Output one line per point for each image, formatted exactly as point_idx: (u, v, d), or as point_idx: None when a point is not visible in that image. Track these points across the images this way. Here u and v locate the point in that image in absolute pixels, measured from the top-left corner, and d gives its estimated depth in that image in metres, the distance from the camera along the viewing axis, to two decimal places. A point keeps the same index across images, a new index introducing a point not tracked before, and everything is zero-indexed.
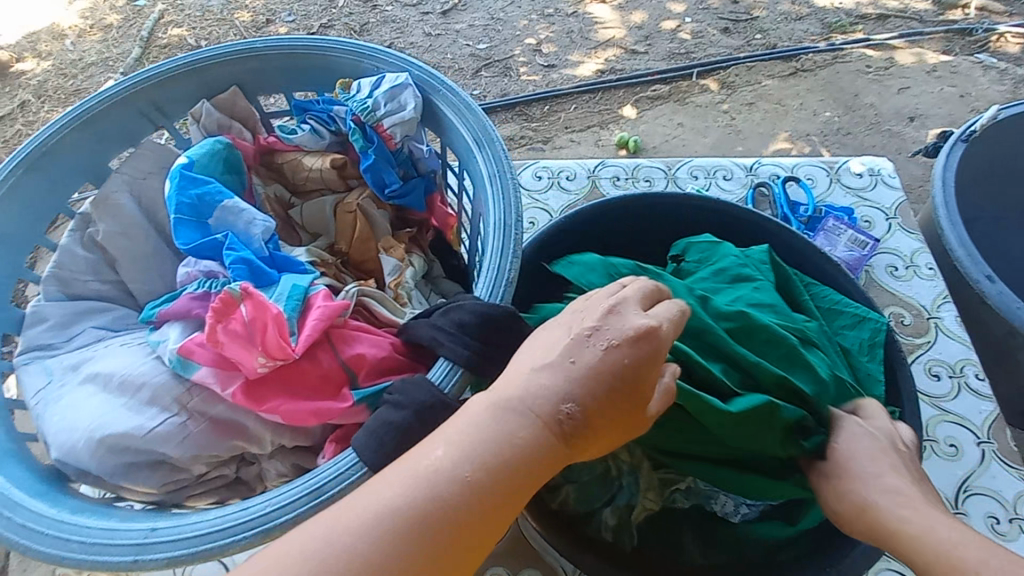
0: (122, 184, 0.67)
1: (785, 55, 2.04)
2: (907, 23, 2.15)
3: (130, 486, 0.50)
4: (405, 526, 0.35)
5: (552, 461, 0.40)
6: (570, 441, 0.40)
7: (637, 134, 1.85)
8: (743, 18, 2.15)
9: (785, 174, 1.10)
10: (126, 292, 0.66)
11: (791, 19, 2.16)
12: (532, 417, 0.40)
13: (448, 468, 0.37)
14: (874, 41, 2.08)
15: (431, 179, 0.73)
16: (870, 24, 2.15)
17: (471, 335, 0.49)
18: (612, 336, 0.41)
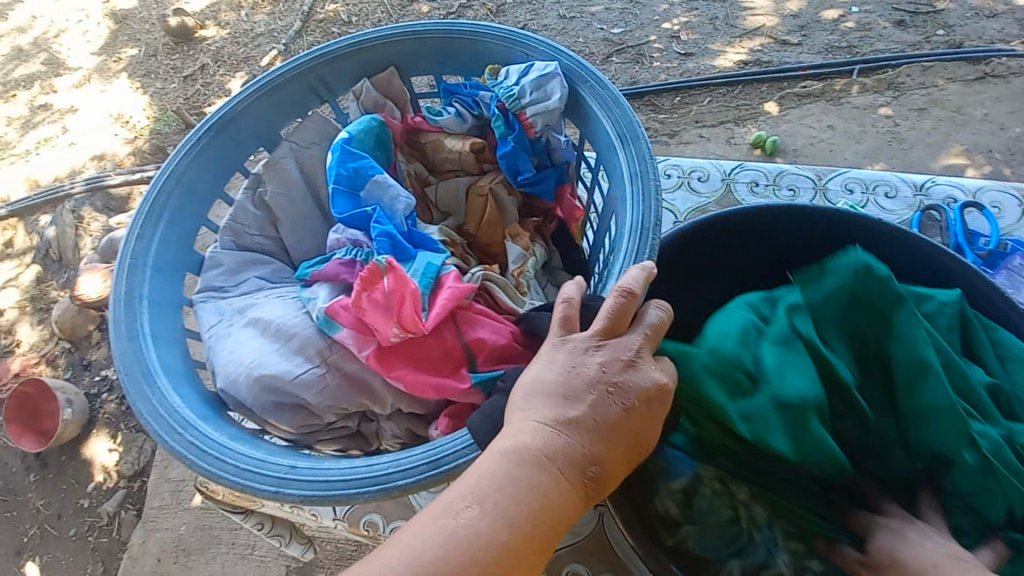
0: (289, 151, 0.74)
1: (974, 56, 1.74)
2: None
3: (274, 423, 0.56)
4: None
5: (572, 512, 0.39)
6: (591, 499, 0.40)
7: (776, 134, 1.70)
8: (924, 10, 1.87)
9: (963, 198, 0.95)
10: (283, 248, 0.74)
11: (989, 12, 1.84)
12: (557, 471, 0.38)
13: (486, 527, 0.35)
14: None
15: (564, 170, 0.73)
16: None
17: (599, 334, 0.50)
18: (629, 394, 0.41)
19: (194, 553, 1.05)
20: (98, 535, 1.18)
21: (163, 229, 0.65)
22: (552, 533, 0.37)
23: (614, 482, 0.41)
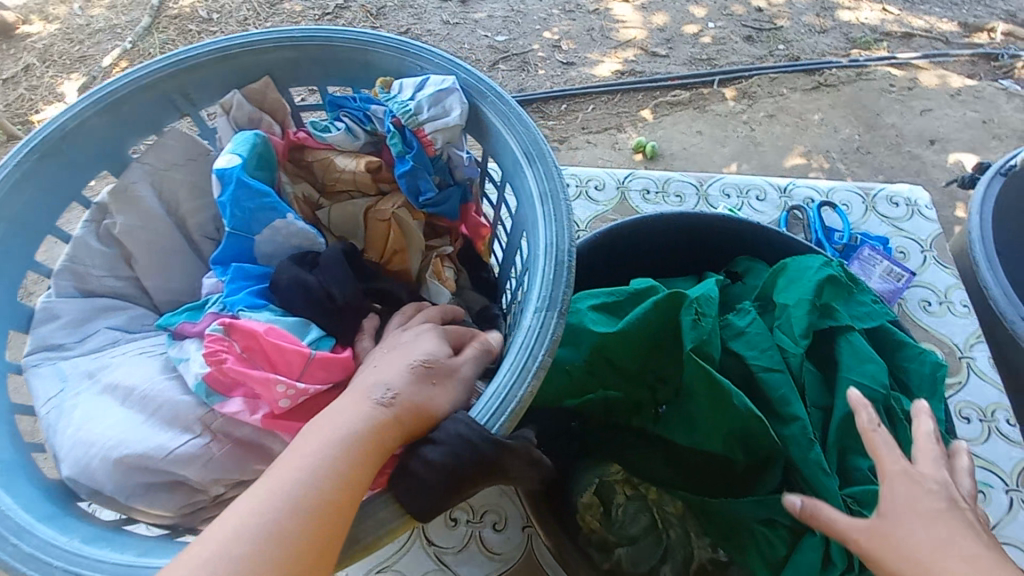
0: (143, 174, 0.63)
1: (809, 68, 2.00)
2: (932, 43, 2.12)
3: (145, 509, 0.46)
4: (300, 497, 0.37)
5: (385, 425, 0.41)
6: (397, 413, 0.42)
7: (655, 139, 1.82)
8: (767, 27, 2.11)
9: (819, 198, 1.07)
10: (142, 289, 0.62)
11: (816, 31, 2.12)
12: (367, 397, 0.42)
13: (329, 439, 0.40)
14: (898, 60, 2.05)
15: (466, 188, 0.70)
16: (894, 41, 2.11)
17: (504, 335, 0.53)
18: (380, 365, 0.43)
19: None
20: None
21: None
22: (334, 526, 0.37)
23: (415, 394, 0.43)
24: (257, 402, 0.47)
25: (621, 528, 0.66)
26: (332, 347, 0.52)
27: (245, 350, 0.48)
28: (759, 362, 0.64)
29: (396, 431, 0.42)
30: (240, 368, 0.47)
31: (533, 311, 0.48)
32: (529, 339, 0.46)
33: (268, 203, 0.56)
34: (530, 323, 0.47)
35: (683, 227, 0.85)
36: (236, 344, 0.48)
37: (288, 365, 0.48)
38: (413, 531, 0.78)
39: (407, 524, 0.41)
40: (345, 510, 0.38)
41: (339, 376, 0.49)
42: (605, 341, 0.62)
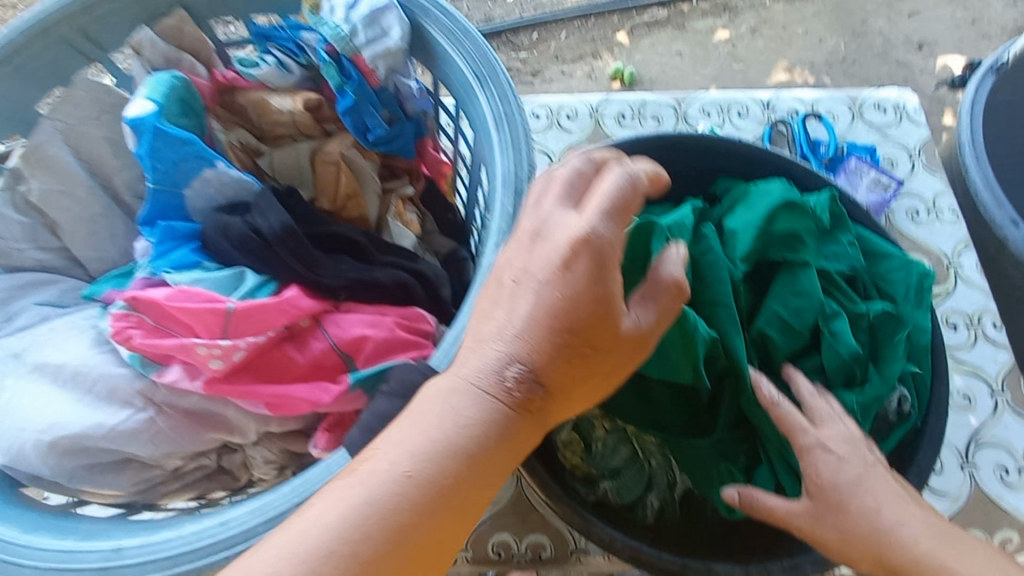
0: (55, 132, 0.56)
1: None
2: None
3: (95, 490, 0.44)
4: (409, 502, 0.33)
5: (511, 437, 0.36)
6: (534, 409, 0.37)
7: (633, 64, 1.71)
8: None
9: (804, 109, 1.01)
10: (73, 259, 0.57)
11: None
12: (473, 391, 0.36)
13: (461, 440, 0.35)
14: None
15: (421, 123, 0.63)
16: None
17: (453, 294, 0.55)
18: (543, 276, 0.36)
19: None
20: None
21: None
22: (432, 550, 0.33)
23: (561, 406, 0.38)
24: (191, 370, 0.44)
25: (602, 464, 0.65)
26: (274, 291, 0.48)
27: (157, 321, 0.44)
28: (705, 296, 0.62)
29: (519, 445, 0.37)
30: (154, 338, 0.44)
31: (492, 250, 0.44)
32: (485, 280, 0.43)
33: (192, 150, 0.50)
34: (487, 261, 0.43)
35: (663, 148, 0.80)
36: (147, 318, 0.44)
37: (207, 326, 0.43)
38: None
39: None
40: (461, 522, 0.35)
41: (280, 324, 0.45)
42: None
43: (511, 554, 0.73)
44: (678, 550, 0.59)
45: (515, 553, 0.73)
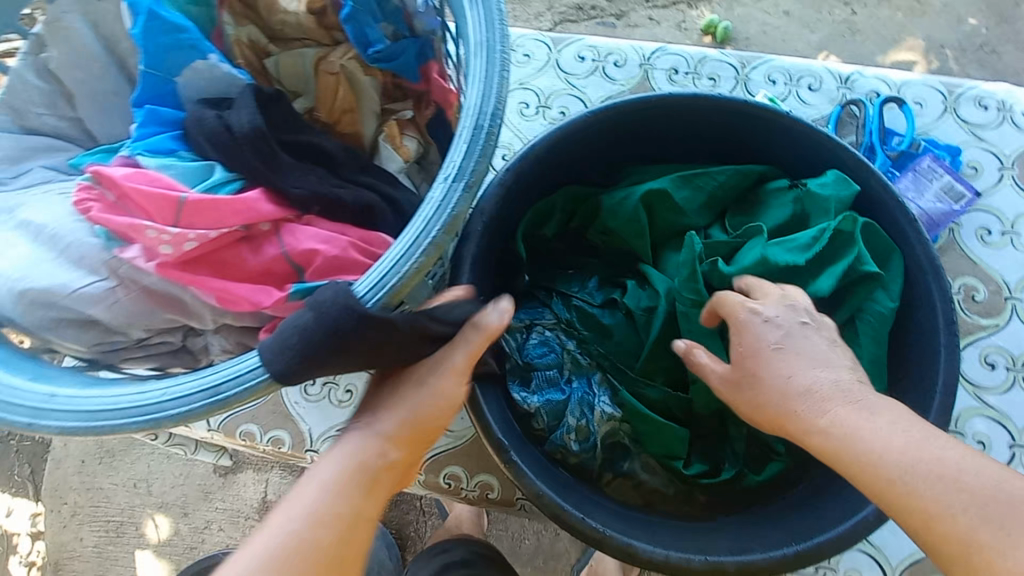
0: (73, 3, 0.58)
1: None
2: None
3: (61, 343, 0.48)
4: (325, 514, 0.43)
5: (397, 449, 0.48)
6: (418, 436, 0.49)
7: (731, 20, 1.98)
8: None
9: (886, 92, 0.87)
10: (84, 130, 0.60)
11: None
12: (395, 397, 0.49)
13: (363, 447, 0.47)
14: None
15: (427, 43, 0.59)
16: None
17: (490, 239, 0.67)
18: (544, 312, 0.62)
19: (114, 456, 1.26)
20: (19, 441, 1.32)
21: None
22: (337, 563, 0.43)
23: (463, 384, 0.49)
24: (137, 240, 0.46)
25: (547, 409, 0.70)
26: (236, 191, 0.48)
27: (118, 199, 0.47)
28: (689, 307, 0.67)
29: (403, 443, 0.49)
30: (112, 214, 0.47)
31: (445, 182, 0.42)
32: (426, 214, 0.41)
33: (185, 39, 0.52)
34: (432, 195, 0.41)
35: (717, 118, 0.70)
36: (107, 193, 0.47)
37: (155, 211, 0.46)
38: None
39: (269, 390, 0.39)
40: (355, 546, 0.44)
41: (232, 222, 0.46)
42: (584, 198, 0.76)
43: (459, 487, 0.77)
44: (608, 521, 0.60)
45: (463, 488, 0.77)
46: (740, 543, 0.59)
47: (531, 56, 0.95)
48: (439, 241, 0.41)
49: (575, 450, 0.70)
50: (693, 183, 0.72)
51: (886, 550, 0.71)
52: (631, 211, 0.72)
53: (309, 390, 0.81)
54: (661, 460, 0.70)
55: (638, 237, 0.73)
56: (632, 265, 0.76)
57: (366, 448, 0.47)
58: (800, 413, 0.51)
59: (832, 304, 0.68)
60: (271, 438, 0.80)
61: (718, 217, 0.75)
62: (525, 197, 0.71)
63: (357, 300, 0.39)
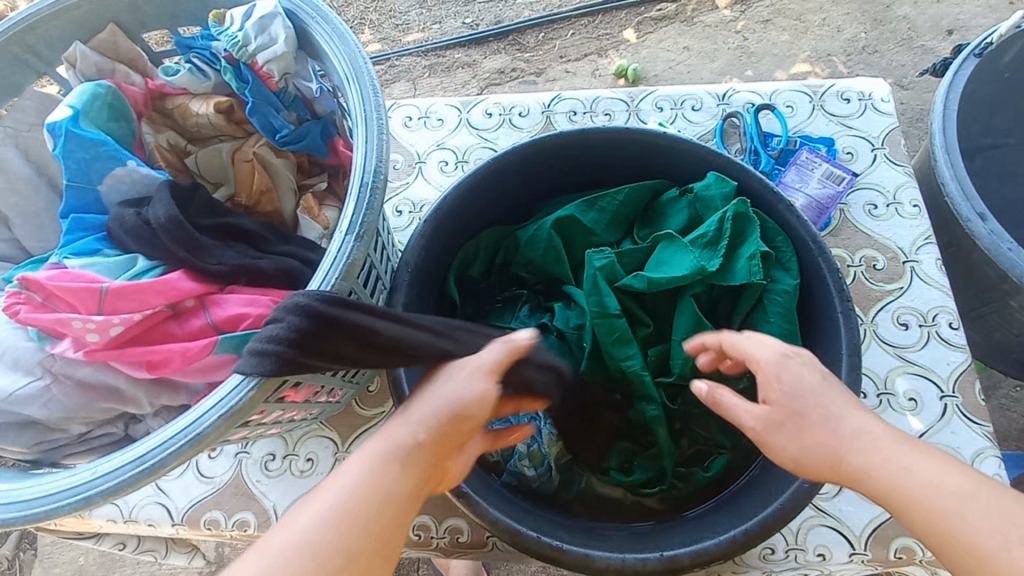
0: (4, 137, 0.64)
1: None
2: None
3: (1, 447, 0.50)
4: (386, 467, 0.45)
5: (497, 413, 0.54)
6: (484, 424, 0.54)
7: (639, 62, 2.18)
8: None
9: (760, 101, 0.98)
10: (21, 248, 0.65)
11: None
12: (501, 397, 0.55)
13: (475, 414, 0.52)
14: None
15: (329, 122, 0.67)
16: None
17: (419, 287, 0.72)
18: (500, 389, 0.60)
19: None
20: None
21: None
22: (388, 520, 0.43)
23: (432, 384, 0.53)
24: (66, 332, 0.50)
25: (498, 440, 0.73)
26: (159, 275, 0.53)
27: (46, 299, 0.51)
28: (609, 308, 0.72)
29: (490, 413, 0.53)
30: (41, 312, 0.50)
31: (340, 237, 0.47)
32: (326, 266, 0.47)
33: (103, 151, 0.57)
34: (330, 247, 0.47)
35: (601, 147, 0.77)
36: (36, 295, 0.51)
37: (81, 303, 0.50)
38: (334, 464, 0.81)
39: (194, 452, 0.41)
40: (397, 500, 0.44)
41: (154, 302, 0.50)
42: (501, 233, 0.82)
43: (429, 535, 0.76)
44: (567, 537, 0.61)
45: (433, 537, 0.76)
46: (695, 533, 0.60)
47: (444, 120, 1.04)
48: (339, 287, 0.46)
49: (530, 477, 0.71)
50: (595, 205, 0.79)
51: (848, 519, 0.73)
52: (545, 237, 0.78)
53: (270, 466, 0.81)
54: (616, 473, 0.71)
55: (556, 261, 0.79)
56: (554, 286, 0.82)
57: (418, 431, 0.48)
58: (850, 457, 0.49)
59: (740, 291, 0.73)
60: (237, 521, 0.79)
61: (628, 232, 0.82)
62: (450, 244, 0.77)
63: (328, 297, 0.45)
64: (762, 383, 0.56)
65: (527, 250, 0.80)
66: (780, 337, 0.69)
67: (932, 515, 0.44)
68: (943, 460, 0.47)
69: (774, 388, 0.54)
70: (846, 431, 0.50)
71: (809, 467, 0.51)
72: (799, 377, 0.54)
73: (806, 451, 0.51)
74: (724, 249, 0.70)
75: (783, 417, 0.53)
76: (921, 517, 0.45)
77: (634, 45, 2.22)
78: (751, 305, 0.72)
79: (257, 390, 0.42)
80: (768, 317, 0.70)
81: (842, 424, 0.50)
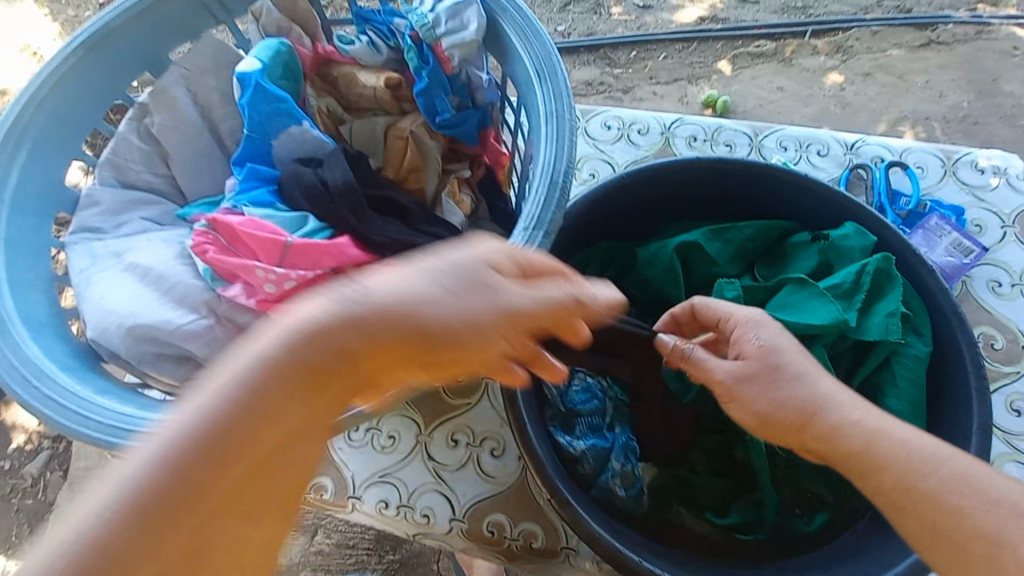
0: (180, 77, 0.66)
1: (875, 48, 2.21)
2: (1018, 43, 2.17)
3: (154, 375, 0.51)
4: (256, 405, 0.36)
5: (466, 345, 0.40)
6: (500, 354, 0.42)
7: (730, 95, 2.16)
8: (849, 22, 2.25)
9: (890, 157, 0.95)
10: (175, 187, 0.66)
11: (902, 29, 2.23)
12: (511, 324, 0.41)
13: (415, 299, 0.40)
14: (981, 55, 2.16)
15: (487, 112, 0.67)
16: (982, 39, 2.19)
17: None
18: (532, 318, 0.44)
19: None
20: (25, 497, 1.29)
21: (26, 159, 0.57)
22: (220, 481, 0.35)
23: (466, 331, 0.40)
24: (245, 276, 0.51)
25: (592, 452, 0.72)
26: (329, 238, 0.54)
27: (229, 243, 0.53)
28: None
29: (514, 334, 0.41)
30: (223, 255, 0.52)
31: (521, 230, 0.47)
32: None
33: (283, 108, 0.58)
34: (513, 240, 0.47)
35: (739, 178, 0.76)
36: (221, 238, 0.53)
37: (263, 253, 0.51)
38: (415, 446, 0.81)
39: None
40: (244, 451, 0.35)
41: (328, 264, 0.52)
42: (620, 246, 0.82)
43: (503, 535, 0.76)
44: (663, 564, 0.60)
45: (507, 537, 0.76)
46: None
47: None
48: None
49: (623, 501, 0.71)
50: (720, 236, 0.79)
51: None
52: (667, 259, 0.78)
53: (353, 436, 0.82)
54: (712, 516, 0.70)
55: (673, 285, 0.78)
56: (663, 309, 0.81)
57: (323, 350, 0.38)
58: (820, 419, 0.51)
59: (864, 349, 0.72)
60: (314, 484, 0.80)
61: (748, 269, 0.81)
62: (570, 251, 0.77)
63: None
64: (735, 339, 0.57)
65: (645, 269, 0.79)
66: (904, 403, 0.68)
67: (900, 480, 0.46)
68: (917, 432, 0.49)
69: (748, 341, 0.56)
70: (820, 390, 0.52)
71: (776, 419, 0.53)
72: (777, 336, 0.55)
73: (774, 406, 0.53)
74: (860, 301, 0.70)
75: (755, 369, 0.54)
76: (896, 488, 0.47)
77: (726, 77, 2.19)
78: (875, 366, 0.71)
79: (436, 369, 0.43)
80: (894, 381, 0.69)
81: (815, 383, 0.53)
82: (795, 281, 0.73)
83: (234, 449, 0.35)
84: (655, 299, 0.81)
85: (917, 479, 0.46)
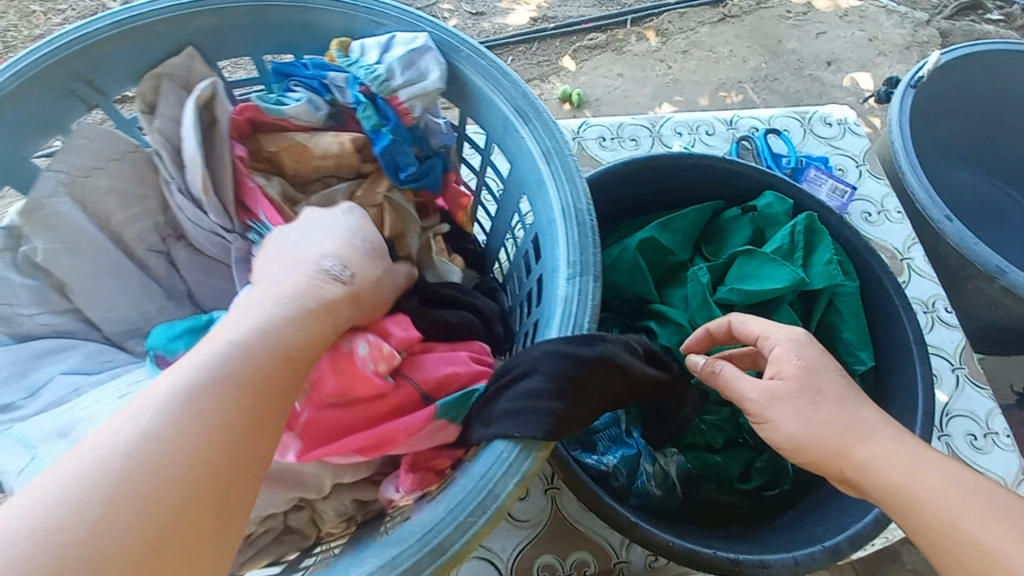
0: (58, 186, 0.54)
1: (685, 27, 2.51)
2: (786, 10, 2.62)
3: None
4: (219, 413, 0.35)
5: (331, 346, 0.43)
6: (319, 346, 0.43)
7: (581, 86, 2.30)
8: (659, 8, 2.53)
9: (762, 125, 1.10)
10: (85, 320, 0.55)
11: (701, 9, 2.56)
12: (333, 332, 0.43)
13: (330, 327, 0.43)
14: (763, 23, 2.57)
15: (446, 156, 0.63)
16: (760, 10, 2.61)
17: None
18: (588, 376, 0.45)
19: None
20: None
21: None
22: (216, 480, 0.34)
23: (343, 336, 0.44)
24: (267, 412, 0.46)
25: (624, 464, 0.72)
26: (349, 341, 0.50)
27: None
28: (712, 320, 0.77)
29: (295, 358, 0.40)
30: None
31: (566, 277, 0.46)
32: (572, 307, 0.45)
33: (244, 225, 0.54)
34: (563, 292, 0.46)
35: (673, 170, 0.83)
36: None
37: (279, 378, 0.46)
38: None
39: (491, 526, 0.38)
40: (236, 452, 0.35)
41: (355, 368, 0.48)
42: None
43: None
44: (732, 547, 0.64)
45: None
46: (836, 520, 0.66)
47: None
48: (590, 330, 0.45)
49: (668, 505, 0.73)
50: (672, 225, 0.84)
51: None
52: (634, 259, 0.81)
53: None
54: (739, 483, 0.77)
55: (642, 281, 0.81)
56: (638, 307, 0.84)
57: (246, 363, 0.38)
58: (849, 448, 0.50)
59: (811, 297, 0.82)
60: None
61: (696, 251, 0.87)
62: None
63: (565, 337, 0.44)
64: (773, 357, 0.56)
65: (616, 273, 0.82)
66: (857, 334, 0.79)
67: (939, 508, 0.46)
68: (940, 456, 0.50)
69: (786, 360, 0.54)
70: (860, 417, 0.51)
71: (812, 442, 0.51)
72: (816, 356, 0.55)
73: (805, 428, 0.52)
74: (801, 257, 0.79)
75: (795, 390, 0.53)
76: (927, 513, 0.47)
77: (573, 72, 2.33)
78: (823, 310, 0.81)
79: (536, 457, 0.41)
80: (842, 318, 0.79)
81: (855, 410, 0.52)
82: (748, 251, 0.81)
83: (214, 454, 0.34)
84: (630, 300, 0.83)
85: (951, 512, 0.46)
